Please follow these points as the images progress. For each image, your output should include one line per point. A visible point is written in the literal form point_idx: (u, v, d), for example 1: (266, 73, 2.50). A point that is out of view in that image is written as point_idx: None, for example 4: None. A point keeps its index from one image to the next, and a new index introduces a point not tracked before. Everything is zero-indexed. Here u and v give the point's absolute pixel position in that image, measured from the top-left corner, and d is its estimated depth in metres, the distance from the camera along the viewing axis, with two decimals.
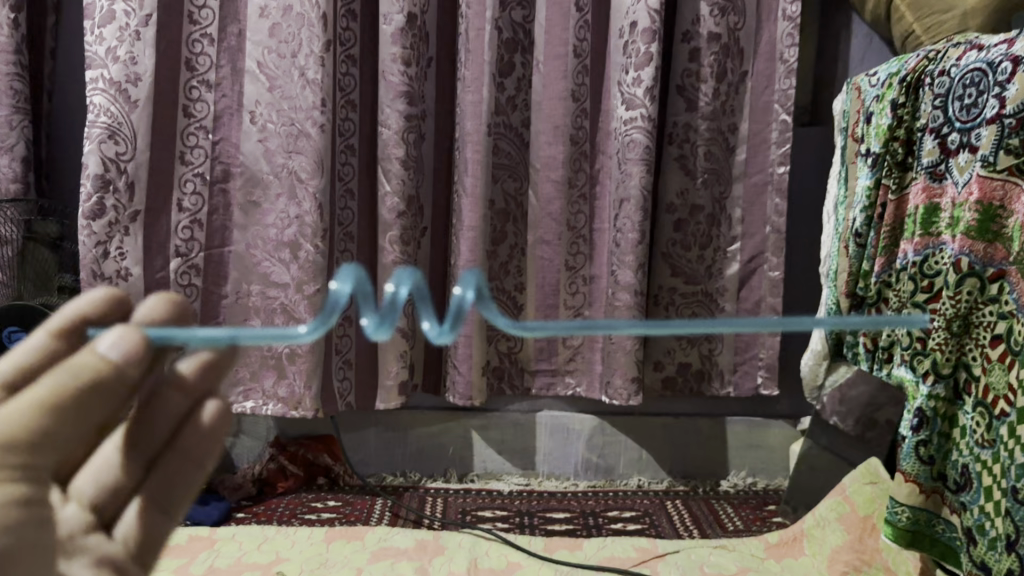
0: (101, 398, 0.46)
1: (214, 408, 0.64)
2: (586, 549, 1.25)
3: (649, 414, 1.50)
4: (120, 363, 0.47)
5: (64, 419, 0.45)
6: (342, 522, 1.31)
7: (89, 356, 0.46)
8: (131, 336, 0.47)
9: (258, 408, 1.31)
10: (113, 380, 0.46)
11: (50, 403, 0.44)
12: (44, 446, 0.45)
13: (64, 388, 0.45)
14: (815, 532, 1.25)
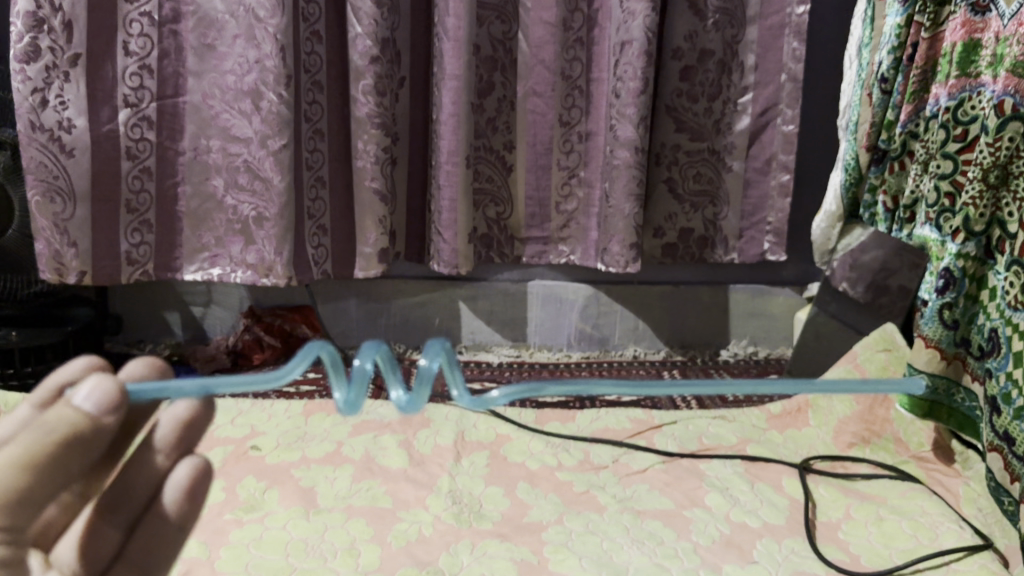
0: (84, 452, 0.43)
1: (195, 465, 0.54)
2: (579, 422, 1.20)
3: (648, 282, 1.41)
4: (97, 417, 0.43)
5: (44, 478, 0.42)
6: (322, 395, 1.25)
7: (65, 410, 0.42)
8: (106, 388, 0.44)
9: (225, 275, 1.22)
10: (95, 434, 0.43)
11: (28, 462, 0.41)
12: (25, 506, 0.42)
13: (38, 446, 0.41)
14: (821, 403, 1.17)
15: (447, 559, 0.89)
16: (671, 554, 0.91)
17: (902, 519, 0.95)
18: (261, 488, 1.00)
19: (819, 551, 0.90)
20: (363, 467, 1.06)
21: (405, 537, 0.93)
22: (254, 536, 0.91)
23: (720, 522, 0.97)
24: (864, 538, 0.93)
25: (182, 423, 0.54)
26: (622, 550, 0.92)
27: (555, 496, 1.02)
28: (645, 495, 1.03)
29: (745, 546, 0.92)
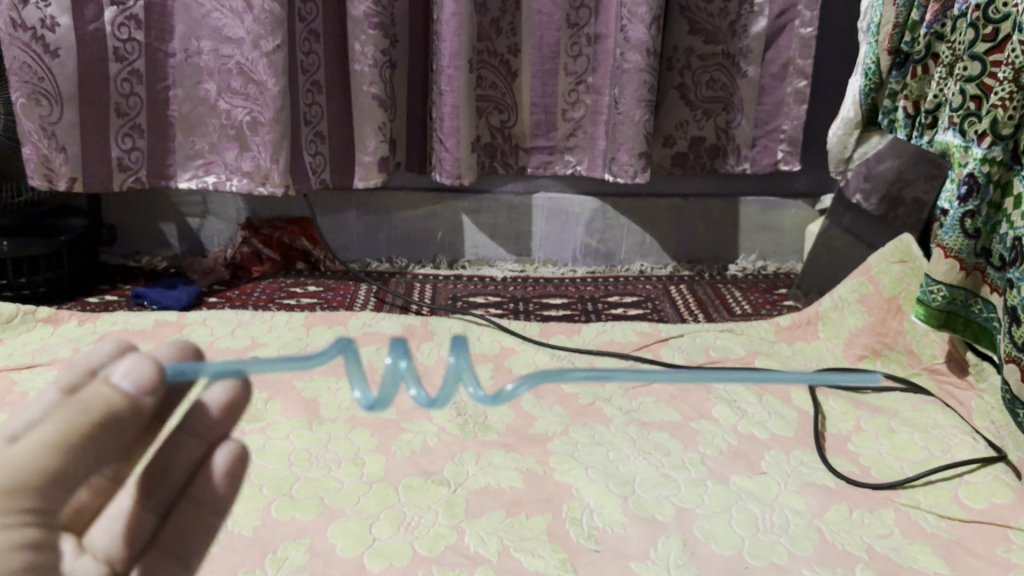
0: (121, 435, 0.38)
1: (232, 450, 0.47)
2: (584, 335, 1.18)
3: (656, 195, 1.38)
4: (136, 397, 0.38)
5: (78, 458, 0.37)
6: (324, 307, 1.22)
7: (100, 387, 0.37)
8: (147, 365, 0.38)
9: (221, 184, 1.19)
10: (133, 413, 0.38)
11: (61, 441, 0.36)
12: (59, 487, 0.37)
13: (71, 424, 0.36)
14: (832, 315, 1.15)
15: (453, 469, 0.89)
16: (679, 464, 0.91)
17: (914, 431, 0.94)
18: (263, 399, 0.99)
19: (828, 463, 0.90)
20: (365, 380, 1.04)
21: (410, 447, 0.92)
22: (257, 447, 0.90)
23: (727, 433, 0.96)
24: (875, 450, 0.92)
25: (221, 405, 0.46)
26: (628, 461, 0.91)
27: (561, 408, 1.01)
28: (651, 407, 1.02)
29: (753, 457, 0.91)
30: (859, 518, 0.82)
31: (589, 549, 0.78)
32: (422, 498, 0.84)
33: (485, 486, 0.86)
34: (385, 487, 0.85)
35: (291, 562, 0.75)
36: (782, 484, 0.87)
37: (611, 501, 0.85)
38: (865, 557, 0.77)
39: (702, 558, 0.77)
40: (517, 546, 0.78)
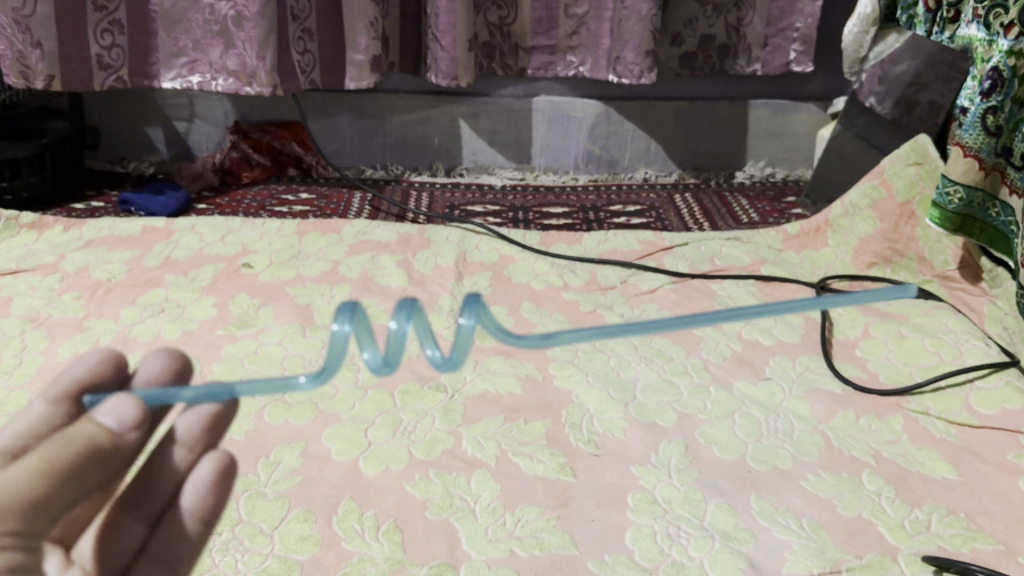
0: (103, 470, 0.39)
1: (220, 462, 0.47)
2: (586, 244, 1.14)
3: (662, 99, 1.32)
4: (119, 433, 0.39)
5: (61, 488, 0.37)
6: (317, 214, 1.18)
7: (86, 424, 0.38)
8: (128, 402, 0.40)
9: (206, 84, 1.14)
10: (116, 448, 0.39)
11: (47, 470, 0.37)
12: (42, 517, 0.37)
13: (56, 456, 0.37)
14: (842, 222, 1.13)
15: (450, 375, 0.87)
16: (681, 370, 0.89)
17: (925, 336, 0.92)
18: (254, 306, 0.96)
19: (835, 370, 0.88)
20: (360, 286, 1.01)
21: (407, 353, 0.90)
22: (249, 352, 0.88)
23: (732, 340, 0.93)
24: (883, 356, 0.91)
25: (208, 420, 0.47)
26: (629, 368, 0.89)
27: (561, 316, 0.99)
28: (654, 315, 0.99)
29: (757, 364, 0.89)
30: (866, 424, 0.81)
31: (588, 454, 0.77)
32: (419, 404, 0.82)
33: (483, 393, 0.84)
34: (381, 393, 0.83)
35: (285, 466, 0.73)
36: (787, 389, 0.85)
37: (611, 407, 0.83)
38: (872, 463, 0.75)
39: (704, 463, 0.76)
40: (516, 451, 0.77)
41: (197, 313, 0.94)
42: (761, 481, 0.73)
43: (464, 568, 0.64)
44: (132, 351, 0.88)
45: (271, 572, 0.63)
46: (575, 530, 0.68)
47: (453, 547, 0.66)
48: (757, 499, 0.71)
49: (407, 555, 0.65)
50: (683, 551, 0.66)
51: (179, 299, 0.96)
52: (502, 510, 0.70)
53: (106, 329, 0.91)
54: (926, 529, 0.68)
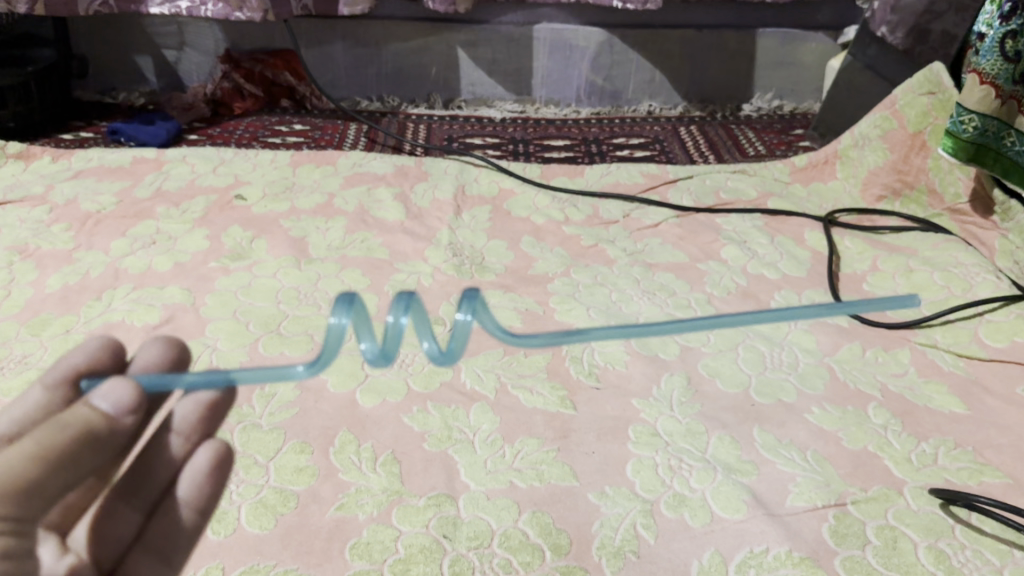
0: (97, 456, 0.38)
1: (216, 451, 0.47)
2: (588, 177, 1.11)
3: (668, 27, 1.27)
4: (115, 418, 0.39)
5: (58, 471, 0.36)
6: (311, 145, 1.15)
7: (81, 409, 0.38)
8: (124, 387, 0.40)
9: (195, 9, 1.09)
10: (113, 432, 0.39)
11: (45, 451, 0.35)
12: (35, 502, 0.35)
13: (53, 438, 0.36)
14: (851, 154, 1.10)
15: (448, 309, 0.85)
16: (684, 304, 0.87)
17: (934, 270, 0.91)
18: (248, 238, 0.94)
19: (841, 304, 0.86)
20: (356, 219, 0.98)
21: (404, 286, 0.87)
22: (242, 284, 0.86)
23: (736, 274, 0.92)
24: (891, 289, 0.90)
25: (205, 408, 0.47)
26: (631, 302, 0.87)
27: (562, 250, 0.96)
28: (657, 249, 0.97)
29: (762, 297, 0.88)
30: (872, 356, 0.79)
31: (589, 386, 0.75)
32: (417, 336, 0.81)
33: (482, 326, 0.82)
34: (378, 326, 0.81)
35: (280, 398, 0.72)
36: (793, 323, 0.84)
37: (612, 340, 0.81)
38: (878, 397, 0.74)
39: (707, 396, 0.74)
40: (515, 383, 0.75)
41: (189, 245, 0.92)
42: (765, 414, 0.72)
43: (463, 499, 0.64)
44: (123, 282, 0.86)
45: (267, 502, 0.62)
46: (575, 462, 0.67)
47: (451, 478, 0.65)
48: (760, 432, 0.70)
49: (406, 486, 0.64)
50: (685, 483, 0.65)
51: (170, 231, 0.94)
52: (502, 443, 0.69)
53: (96, 260, 0.89)
54: (933, 462, 0.67)
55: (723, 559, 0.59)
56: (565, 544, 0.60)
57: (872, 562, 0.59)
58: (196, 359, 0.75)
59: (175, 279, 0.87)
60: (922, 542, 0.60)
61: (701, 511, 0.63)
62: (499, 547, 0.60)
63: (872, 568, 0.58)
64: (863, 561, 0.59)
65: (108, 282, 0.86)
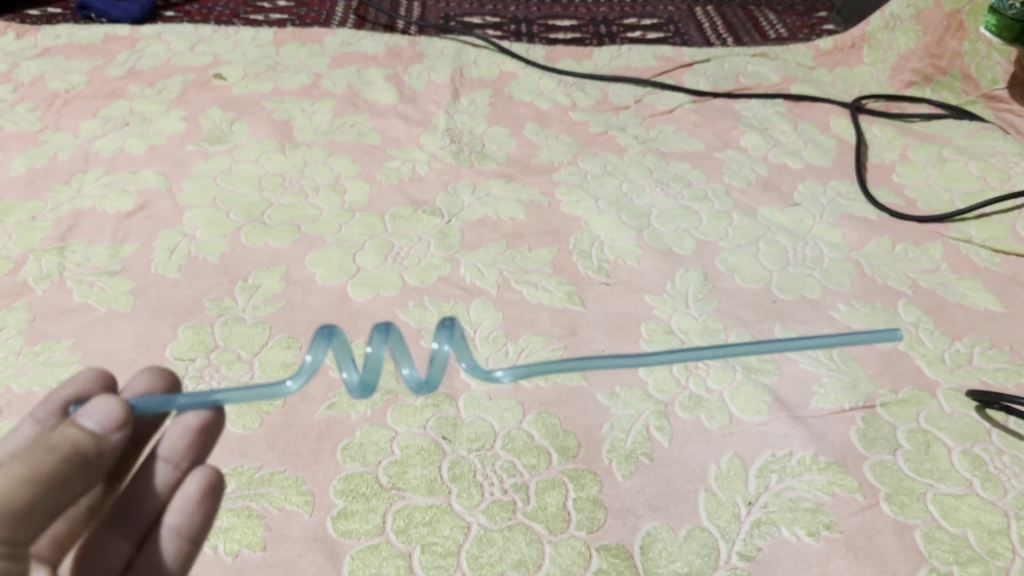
0: (87, 475, 0.36)
1: (205, 477, 0.45)
2: (597, 60, 1.03)
3: None
4: (103, 435, 0.37)
5: (46, 496, 0.34)
6: (296, 23, 1.06)
7: (67, 427, 0.36)
8: (112, 403, 0.37)
9: None
10: (101, 452, 0.37)
11: (32, 476, 0.33)
12: (26, 527, 0.33)
13: (39, 462, 0.34)
14: (880, 37, 1.02)
15: (446, 199, 0.78)
16: (701, 195, 0.81)
17: (970, 159, 0.85)
18: (228, 121, 0.86)
19: (869, 196, 0.80)
20: (345, 102, 0.91)
21: (398, 175, 0.81)
22: (222, 169, 0.79)
23: (757, 163, 0.85)
24: (922, 181, 0.84)
25: (194, 434, 0.46)
26: (643, 193, 0.81)
27: (568, 138, 0.89)
28: (671, 137, 0.90)
29: (785, 189, 0.82)
30: (902, 252, 0.74)
31: (599, 281, 0.70)
32: (412, 228, 0.74)
33: (483, 218, 0.76)
34: (370, 216, 0.75)
35: (265, 291, 0.66)
36: (817, 216, 0.78)
37: (623, 233, 0.75)
38: (908, 294, 0.69)
39: (725, 293, 0.69)
40: (518, 278, 0.70)
41: (165, 127, 0.85)
42: (787, 311, 0.67)
43: (463, 399, 0.59)
44: (94, 166, 0.79)
45: (252, 401, 0.57)
46: None
47: (450, 378, 0.61)
48: (783, 330, 0.65)
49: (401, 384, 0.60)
50: (701, 383, 0.61)
51: (143, 113, 0.87)
52: (504, 340, 0.64)
53: (64, 143, 0.82)
54: (968, 362, 0.63)
55: (743, 464, 0.55)
56: (572, 447, 0.56)
57: (904, 468, 0.55)
58: (174, 249, 0.69)
59: (150, 163, 0.80)
60: (956, 447, 0.56)
61: (719, 414, 0.58)
62: (502, 450, 0.56)
63: (904, 473, 0.54)
64: (894, 467, 0.55)
65: (78, 165, 0.79)
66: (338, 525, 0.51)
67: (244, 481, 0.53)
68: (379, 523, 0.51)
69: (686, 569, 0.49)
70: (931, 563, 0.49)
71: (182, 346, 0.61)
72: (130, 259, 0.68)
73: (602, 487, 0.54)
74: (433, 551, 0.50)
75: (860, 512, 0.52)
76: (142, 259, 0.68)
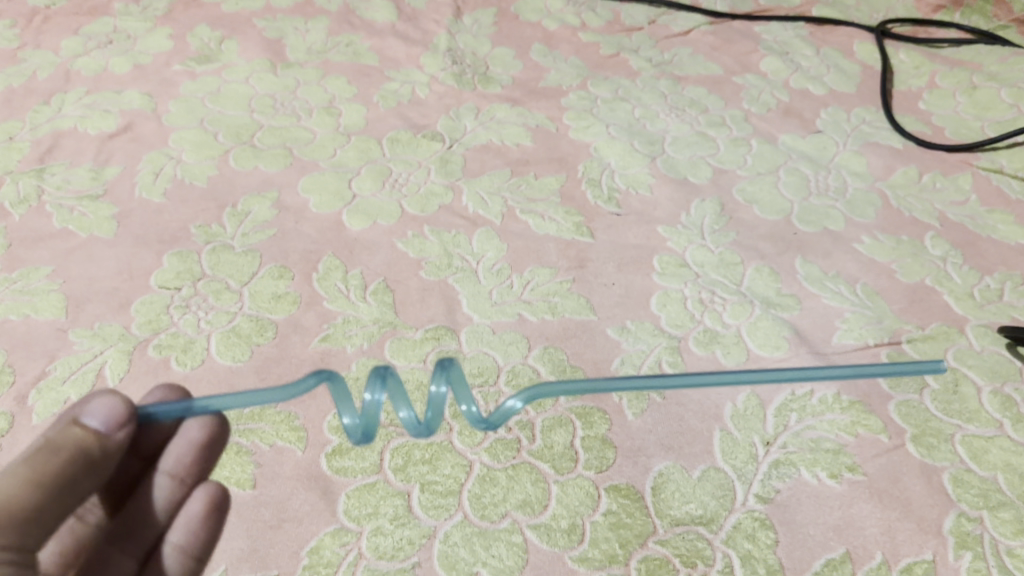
0: (93, 477, 0.35)
1: (210, 494, 0.43)
2: None
3: None
4: (107, 434, 0.35)
5: (56, 497, 0.33)
6: None
7: (70, 427, 0.35)
8: (115, 400, 0.36)
9: None
10: (106, 452, 0.35)
11: (39, 477, 0.32)
12: (36, 531, 0.32)
13: (45, 464, 0.33)
14: None
15: (447, 124, 0.74)
16: (718, 122, 0.76)
17: (1002, 87, 0.80)
18: (216, 39, 0.81)
19: (895, 124, 0.76)
20: (341, 20, 0.85)
21: (396, 97, 0.76)
22: (210, 89, 0.75)
23: (777, 89, 0.81)
24: (951, 109, 0.79)
25: (198, 448, 0.44)
26: (657, 119, 0.76)
27: (577, 60, 0.84)
28: (687, 60, 0.85)
29: (806, 115, 0.77)
30: (929, 182, 0.70)
31: (609, 212, 0.66)
32: (411, 154, 0.70)
33: (486, 144, 0.72)
34: (366, 140, 0.71)
35: (255, 217, 0.62)
36: (840, 144, 0.74)
37: (635, 161, 0.71)
38: (936, 226, 0.65)
39: (743, 224, 0.65)
40: (523, 208, 0.66)
41: (150, 45, 0.80)
42: (808, 243, 0.64)
43: (465, 333, 0.56)
44: (75, 85, 0.75)
45: (241, 332, 0.54)
46: (592, 294, 0.59)
47: (451, 310, 0.57)
48: (804, 263, 0.62)
49: (399, 317, 0.57)
50: (717, 318, 0.58)
51: (128, 30, 0.82)
52: (509, 272, 0.60)
53: (43, 60, 0.77)
54: (999, 299, 0.59)
55: (761, 403, 0.52)
56: None
57: (931, 409, 0.52)
58: (159, 172, 0.65)
59: (134, 82, 0.76)
60: (986, 387, 0.53)
61: (735, 349, 0.56)
62: (506, 386, 0.53)
63: (930, 413, 0.51)
64: (920, 407, 0.52)
65: (59, 85, 0.75)
66: (333, 462, 0.48)
67: (233, 416, 0.50)
68: (376, 461, 0.48)
69: (700, 512, 0.47)
70: (959, 508, 0.47)
71: (167, 274, 0.57)
72: (114, 182, 0.64)
73: (611, 426, 0.51)
74: (433, 490, 0.47)
75: (885, 454, 0.49)
76: (126, 184, 0.64)
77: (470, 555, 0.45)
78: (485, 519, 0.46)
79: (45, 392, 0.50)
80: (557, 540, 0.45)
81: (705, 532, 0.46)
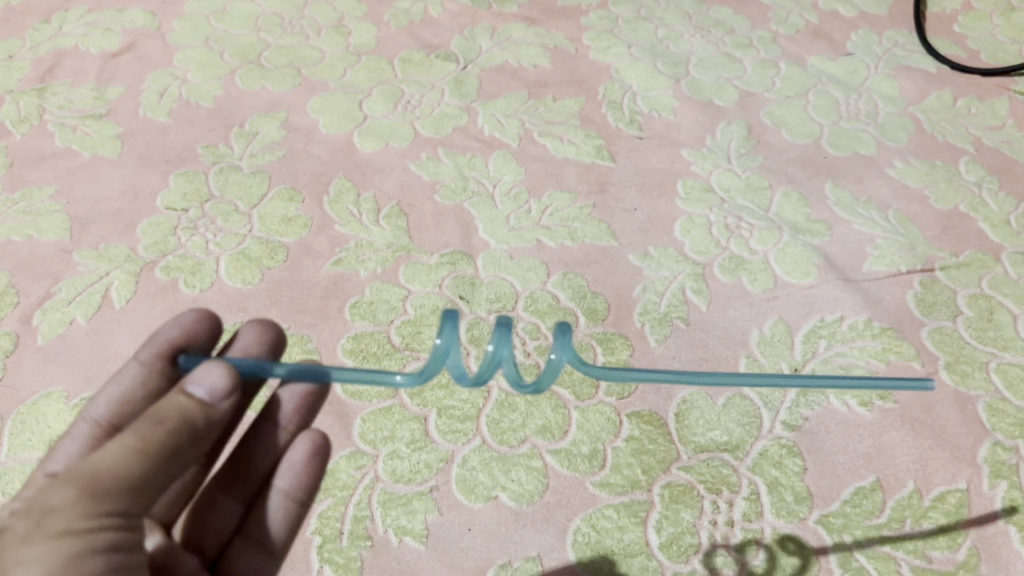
0: (196, 449, 0.30)
1: (312, 439, 0.39)
2: None
3: None
4: (212, 404, 0.31)
5: (160, 471, 0.29)
6: None
7: (174, 395, 0.30)
8: (218, 368, 0.31)
9: None
10: (209, 424, 0.30)
11: (146, 447, 0.28)
12: (143, 498, 0.29)
13: (152, 434, 0.28)
14: None
15: (461, 43, 0.71)
16: (744, 43, 0.73)
17: None
18: None
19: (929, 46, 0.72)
20: None
21: (408, 16, 0.73)
22: (214, 7, 0.72)
23: (805, 9, 0.77)
24: (986, 31, 0.75)
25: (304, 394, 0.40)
26: (681, 40, 0.73)
27: None
28: None
29: (836, 37, 0.74)
30: (964, 107, 0.66)
31: (631, 135, 0.63)
32: (424, 75, 0.67)
33: (502, 65, 0.69)
34: (377, 60, 0.68)
35: (263, 138, 0.60)
36: (873, 67, 0.70)
37: (659, 83, 0.68)
38: (971, 152, 0.62)
39: (771, 148, 0.63)
40: (541, 131, 0.63)
41: None
42: (839, 167, 0.61)
43: (482, 259, 0.54)
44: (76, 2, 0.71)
45: (251, 254, 0.52)
46: (613, 220, 0.57)
47: (467, 234, 0.55)
48: (834, 188, 0.60)
49: (411, 241, 0.55)
50: (744, 244, 0.55)
51: None
52: (527, 197, 0.58)
53: None
54: None
55: (789, 329, 0.51)
56: (601, 310, 0.52)
57: (965, 337, 0.50)
58: (164, 92, 0.63)
59: None
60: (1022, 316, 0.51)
61: (762, 276, 0.53)
62: (524, 312, 0.51)
63: (963, 342, 0.50)
64: (954, 334, 0.50)
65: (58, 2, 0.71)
66: (347, 386, 0.47)
67: None
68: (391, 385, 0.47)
69: (725, 438, 0.45)
70: (994, 438, 0.45)
71: (174, 195, 0.56)
72: (117, 102, 0.62)
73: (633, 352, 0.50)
74: (450, 415, 0.46)
75: None
76: (131, 104, 0.62)
77: (489, 479, 0.44)
78: (503, 444, 0.45)
79: (51, 313, 0.49)
80: (578, 466, 0.44)
81: (730, 459, 0.45)
